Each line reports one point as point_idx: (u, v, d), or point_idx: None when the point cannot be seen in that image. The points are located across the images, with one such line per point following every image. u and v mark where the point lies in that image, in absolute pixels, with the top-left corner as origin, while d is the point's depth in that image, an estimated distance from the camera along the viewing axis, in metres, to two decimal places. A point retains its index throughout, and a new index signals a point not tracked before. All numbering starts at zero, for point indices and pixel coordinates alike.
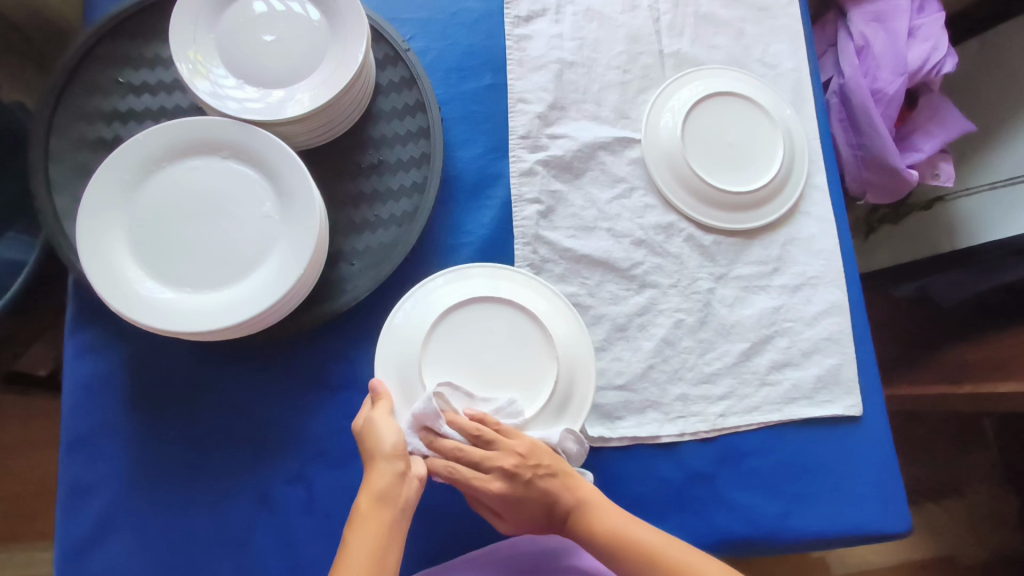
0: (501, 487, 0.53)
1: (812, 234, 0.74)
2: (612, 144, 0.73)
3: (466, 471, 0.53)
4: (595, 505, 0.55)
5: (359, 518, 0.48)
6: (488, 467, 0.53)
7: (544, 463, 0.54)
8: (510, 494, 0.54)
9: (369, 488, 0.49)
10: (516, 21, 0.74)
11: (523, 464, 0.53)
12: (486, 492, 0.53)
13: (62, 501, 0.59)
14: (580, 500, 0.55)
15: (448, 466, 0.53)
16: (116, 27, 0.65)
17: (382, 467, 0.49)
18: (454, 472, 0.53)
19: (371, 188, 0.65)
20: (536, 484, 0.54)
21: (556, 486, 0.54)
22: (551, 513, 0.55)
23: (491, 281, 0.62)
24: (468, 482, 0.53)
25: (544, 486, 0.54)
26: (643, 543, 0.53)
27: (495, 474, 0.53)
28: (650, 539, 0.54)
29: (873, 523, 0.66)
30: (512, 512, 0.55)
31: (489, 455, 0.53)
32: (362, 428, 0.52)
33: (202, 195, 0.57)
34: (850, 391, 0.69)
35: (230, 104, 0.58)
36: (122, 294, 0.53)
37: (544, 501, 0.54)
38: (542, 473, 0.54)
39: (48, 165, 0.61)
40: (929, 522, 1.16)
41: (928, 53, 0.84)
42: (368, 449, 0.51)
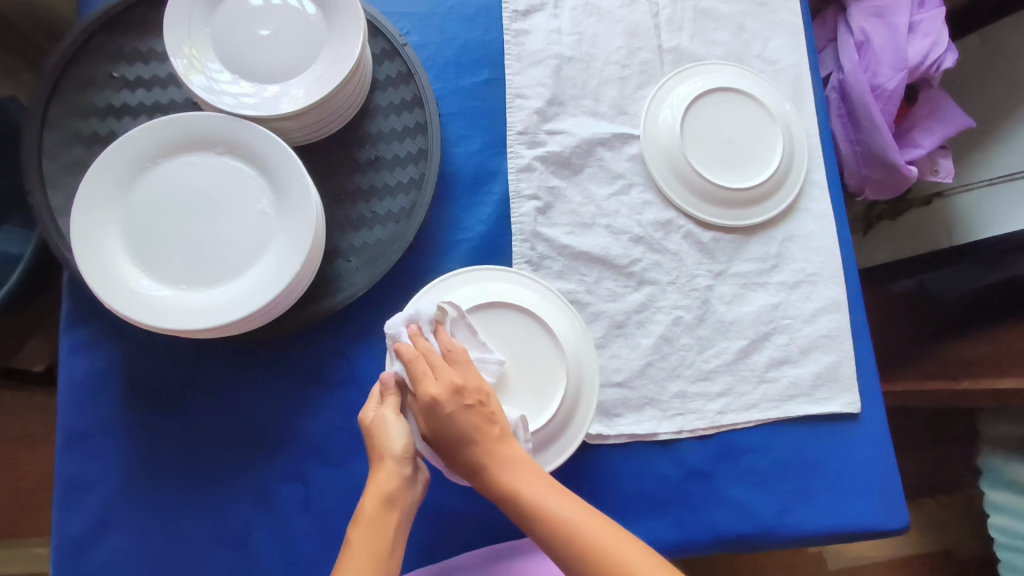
0: (436, 394, 0.49)
1: (811, 230, 0.74)
2: (610, 140, 0.72)
3: (421, 366, 0.51)
4: (515, 466, 0.50)
5: (363, 519, 0.47)
6: (442, 372, 0.50)
7: (488, 403, 0.51)
8: (439, 410, 0.49)
9: (384, 484, 0.48)
10: (514, 16, 0.73)
11: (470, 390, 0.50)
12: (421, 394, 0.50)
13: (58, 499, 0.58)
14: (501, 456, 0.50)
15: (415, 353, 0.51)
16: (111, 20, 0.65)
17: (390, 468, 0.49)
18: (415, 360, 0.51)
19: (368, 183, 0.65)
20: (470, 415, 0.50)
21: (488, 431, 0.50)
22: (468, 453, 0.49)
23: (469, 292, 0.61)
24: (417, 376, 0.50)
25: (475, 421, 0.50)
26: (559, 515, 0.47)
27: (441, 382, 0.50)
28: (564, 511, 0.47)
29: (869, 520, 0.66)
30: (432, 431, 0.50)
31: (446, 368, 0.51)
32: (370, 424, 0.51)
33: (197, 191, 0.56)
34: (849, 388, 0.69)
35: (225, 99, 0.58)
36: (117, 292, 0.53)
37: (466, 437, 0.49)
38: (482, 409, 0.50)
39: (42, 161, 0.61)
40: (924, 516, 1.17)
41: (928, 48, 0.83)
42: (376, 446, 0.50)
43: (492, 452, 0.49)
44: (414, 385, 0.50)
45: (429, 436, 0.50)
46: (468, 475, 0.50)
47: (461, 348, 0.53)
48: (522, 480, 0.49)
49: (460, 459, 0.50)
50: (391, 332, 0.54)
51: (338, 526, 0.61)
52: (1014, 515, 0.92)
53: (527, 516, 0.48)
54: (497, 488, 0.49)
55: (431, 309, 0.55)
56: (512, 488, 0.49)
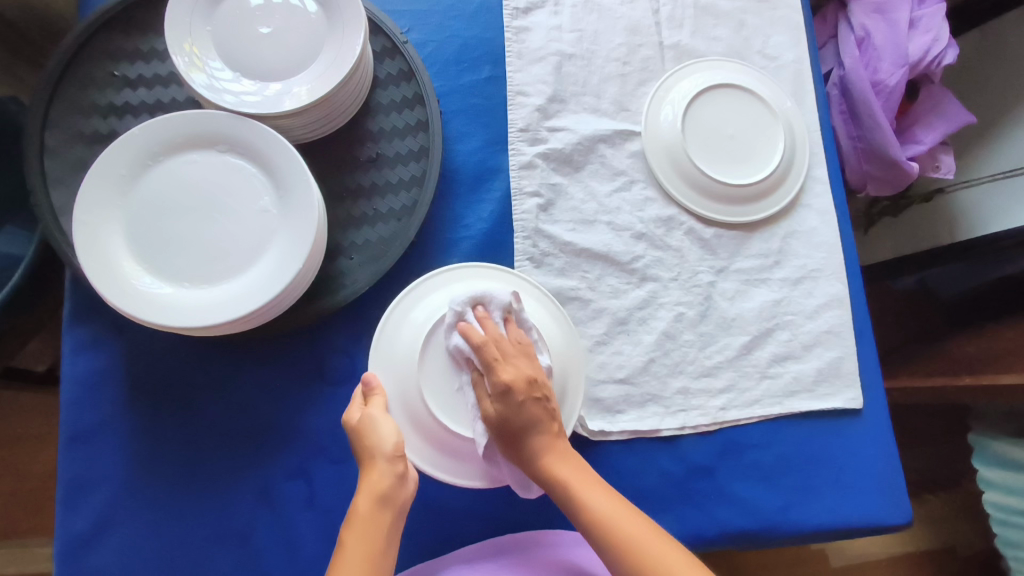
0: (512, 380, 0.51)
1: (813, 226, 0.73)
2: (612, 137, 0.72)
3: (495, 350, 0.53)
4: (567, 461, 0.53)
5: (357, 517, 0.47)
6: (512, 361, 0.53)
7: (550, 397, 0.54)
8: (513, 396, 0.52)
9: (376, 483, 0.48)
10: (515, 13, 0.73)
11: (538, 383, 0.53)
12: (497, 378, 0.52)
13: (61, 498, 0.58)
14: (559, 449, 0.53)
15: (487, 338, 0.53)
16: (112, 19, 0.65)
17: (383, 467, 0.49)
18: (486, 345, 0.52)
19: (370, 181, 0.65)
20: (536, 407, 0.52)
21: (549, 424, 0.53)
22: (531, 442, 0.52)
23: (441, 295, 0.61)
24: (492, 360, 0.52)
25: (540, 413, 0.52)
26: (602, 511, 0.50)
27: (512, 370, 0.52)
28: (607, 509, 0.51)
29: (873, 514, 0.66)
30: (499, 415, 0.52)
31: (517, 358, 0.53)
32: (355, 427, 0.51)
33: (198, 189, 0.56)
34: (851, 384, 0.69)
35: (225, 96, 0.58)
36: (119, 290, 0.53)
37: (532, 427, 0.52)
38: (546, 404, 0.53)
39: (44, 160, 0.61)
40: (927, 513, 1.16)
41: (929, 44, 0.83)
42: (365, 447, 0.50)
43: (551, 445, 0.53)
44: (489, 369, 0.52)
45: (495, 418, 0.52)
46: (523, 463, 0.53)
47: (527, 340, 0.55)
48: (574, 475, 0.52)
49: (522, 446, 0.52)
50: (456, 307, 0.56)
51: (340, 524, 0.61)
52: (1006, 491, 0.92)
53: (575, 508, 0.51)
54: (550, 479, 0.52)
55: (502, 296, 0.56)
56: (564, 482, 0.52)
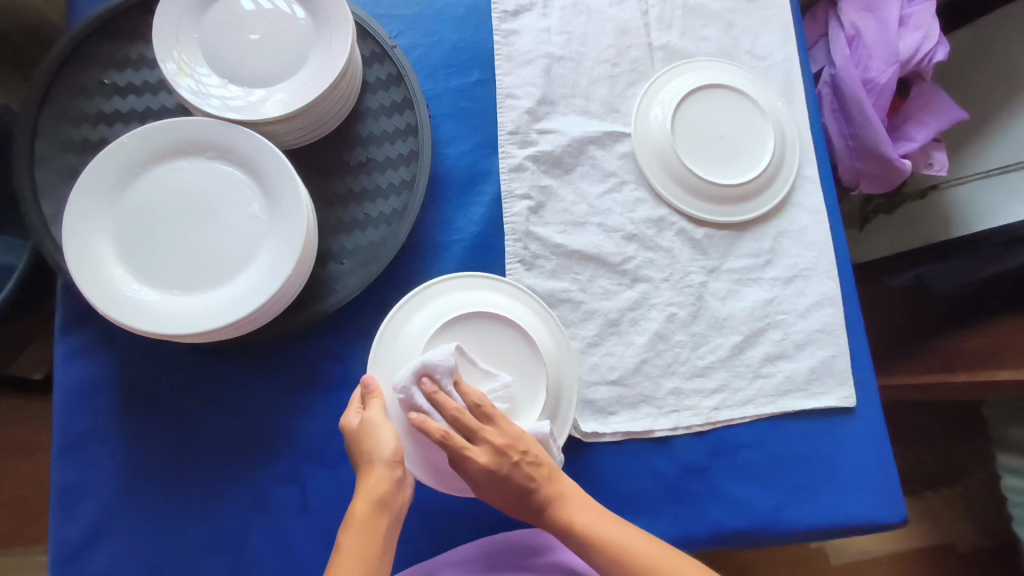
0: (485, 463, 0.50)
1: (804, 225, 0.74)
2: (601, 138, 0.72)
3: (459, 439, 0.50)
4: (570, 500, 0.53)
5: (354, 521, 0.47)
6: (480, 439, 0.51)
7: (531, 450, 0.52)
8: (492, 473, 0.50)
9: (377, 487, 0.48)
10: (504, 16, 0.73)
11: (512, 446, 0.51)
12: (470, 468, 0.50)
13: (55, 505, 0.58)
14: (559, 493, 0.52)
15: (442, 431, 0.50)
16: (101, 27, 0.65)
17: (381, 471, 0.49)
18: (445, 439, 0.50)
19: (360, 186, 0.65)
20: (521, 470, 0.51)
21: (539, 476, 0.52)
22: (530, 501, 0.52)
23: (424, 313, 0.61)
24: (457, 453, 0.50)
25: (527, 474, 0.51)
26: (614, 541, 0.51)
27: (483, 448, 0.51)
28: (612, 534, 0.51)
29: (869, 512, 0.66)
30: (486, 491, 0.51)
31: (485, 429, 0.51)
32: (354, 431, 0.51)
33: (187, 197, 0.56)
34: (843, 382, 0.69)
35: (212, 102, 0.58)
36: (108, 297, 0.53)
37: (525, 489, 0.52)
38: (528, 461, 0.51)
39: (34, 168, 0.61)
40: (926, 511, 1.16)
41: (920, 41, 0.83)
42: (363, 451, 0.50)
43: (551, 496, 0.52)
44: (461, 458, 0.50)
45: (487, 494, 0.52)
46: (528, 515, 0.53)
47: (484, 405, 0.52)
48: (580, 512, 0.52)
49: (523, 506, 0.53)
50: (409, 396, 0.53)
51: (334, 528, 0.61)
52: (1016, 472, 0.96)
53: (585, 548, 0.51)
54: (557, 526, 0.52)
55: (445, 362, 0.53)
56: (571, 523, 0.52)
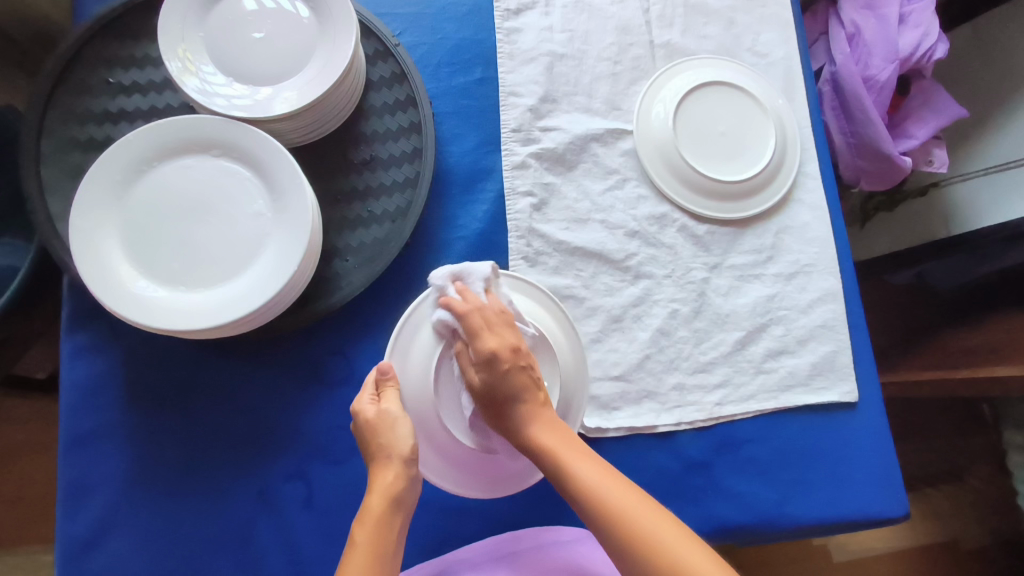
0: (494, 349, 0.51)
1: (805, 221, 0.74)
2: (604, 136, 0.73)
3: (479, 322, 0.52)
4: (551, 427, 0.51)
5: (369, 516, 0.47)
6: (500, 331, 0.52)
7: (536, 369, 0.53)
8: (494, 363, 0.51)
9: (393, 481, 0.48)
10: (506, 15, 0.74)
11: (522, 353, 0.52)
12: (478, 348, 0.51)
13: (62, 501, 0.59)
14: (544, 418, 0.51)
15: (467, 309, 0.53)
16: (106, 26, 0.65)
17: (398, 467, 0.49)
18: (469, 314, 0.52)
19: (364, 183, 0.65)
20: (520, 376, 0.51)
21: (533, 393, 0.52)
22: (516, 412, 0.51)
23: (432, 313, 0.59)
24: (473, 330, 0.52)
25: (523, 382, 0.51)
26: (590, 482, 0.47)
27: (501, 338, 0.52)
28: (591, 478, 0.47)
29: (871, 506, 0.66)
30: (480, 381, 0.51)
31: (497, 327, 0.52)
32: (370, 423, 0.51)
33: (193, 194, 0.57)
34: (846, 377, 0.69)
35: (217, 100, 0.58)
36: (116, 293, 0.53)
37: (517, 396, 0.51)
38: (530, 373, 0.52)
39: (40, 167, 0.61)
40: (928, 508, 1.16)
41: (920, 39, 0.83)
42: (380, 445, 0.50)
43: (535, 414, 0.51)
44: (472, 338, 0.52)
45: (478, 388, 0.52)
46: (509, 433, 0.52)
47: (505, 311, 0.54)
48: (561, 444, 0.50)
49: (507, 417, 0.51)
50: (437, 284, 0.55)
51: (340, 524, 0.61)
52: None
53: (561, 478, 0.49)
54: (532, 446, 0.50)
55: (480, 269, 0.56)
56: (549, 451, 0.49)
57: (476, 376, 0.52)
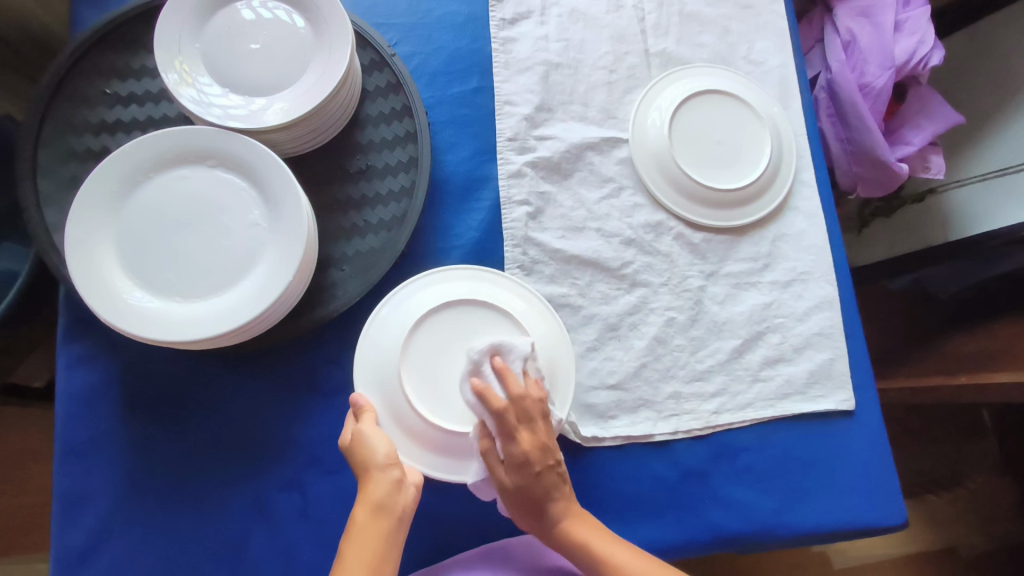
0: (528, 449, 0.51)
1: (802, 228, 0.74)
2: (599, 144, 0.73)
3: (514, 419, 0.51)
4: (582, 522, 0.55)
5: (355, 527, 0.47)
6: (535, 428, 0.52)
7: (563, 462, 0.55)
8: (527, 468, 0.52)
9: (373, 492, 0.48)
10: (501, 24, 0.74)
11: (552, 453, 0.53)
12: (516, 450, 0.51)
13: (57, 513, 0.58)
14: (574, 512, 0.55)
15: (505, 403, 0.51)
16: (104, 37, 0.66)
17: (377, 476, 0.49)
18: (506, 412, 0.50)
19: (360, 193, 0.65)
20: (551, 476, 0.53)
21: (562, 489, 0.55)
22: (544, 506, 0.54)
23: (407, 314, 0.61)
24: (511, 430, 0.51)
25: (551, 483, 0.54)
26: (630, 567, 0.52)
27: (535, 437, 0.52)
28: (629, 562, 0.53)
29: (869, 515, 0.66)
30: (509, 483, 0.52)
31: (540, 422, 0.52)
32: (352, 446, 0.51)
33: (189, 204, 0.57)
34: (842, 385, 0.69)
35: (213, 111, 0.58)
36: (112, 304, 0.53)
37: (547, 495, 0.54)
38: (558, 470, 0.54)
39: (37, 177, 0.62)
40: (928, 515, 1.15)
41: (915, 46, 0.83)
42: (359, 460, 0.50)
43: (566, 508, 0.55)
44: (507, 436, 0.51)
45: (510, 489, 0.52)
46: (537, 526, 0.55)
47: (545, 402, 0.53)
48: (594, 535, 0.55)
49: (536, 510, 0.54)
50: (475, 358, 0.53)
51: (336, 534, 0.61)
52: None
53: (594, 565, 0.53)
54: (569, 542, 0.54)
55: (522, 346, 0.54)
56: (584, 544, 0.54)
57: (507, 477, 0.52)
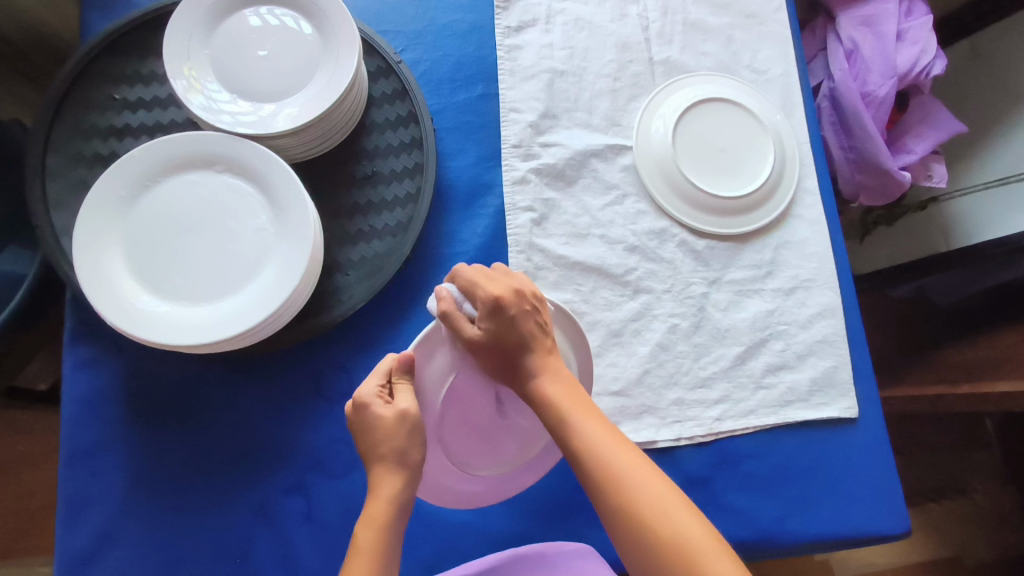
0: (498, 293, 0.50)
1: (805, 236, 0.74)
2: (604, 151, 0.73)
3: (476, 274, 0.52)
4: (556, 381, 0.51)
5: (379, 523, 0.46)
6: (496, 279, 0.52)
7: (543, 313, 0.53)
8: (501, 307, 0.50)
9: (401, 485, 0.48)
10: (506, 32, 0.75)
11: (526, 295, 0.52)
12: (483, 291, 0.50)
13: (62, 515, 0.59)
14: (552, 367, 0.51)
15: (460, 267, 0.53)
16: (113, 43, 0.66)
17: (409, 476, 0.48)
18: (465, 270, 0.52)
19: (366, 199, 0.66)
20: (529, 321, 0.51)
21: (542, 342, 0.52)
22: (524, 360, 0.51)
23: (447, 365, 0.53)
24: (473, 277, 0.51)
25: (530, 329, 0.51)
26: (585, 432, 0.48)
27: (502, 284, 0.52)
28: (592, 433, 0.48)
29: (871, 524, 0.66)
30: (491, 330, 0.50)
31: (503, 278, 0.53)
32: (388, 424, 0.48)
33: (197, 209, 0.57)
34: (846, 393, 0.69)
35: (223, 117, 0.59)
36: (118, 307, 0.53)
37: (527, 344, 0.51)
38: (537, 318, 0.52)
39: (46, 182, 0.62)
40: (931, 523, 1.15)
41: (917, 56, 0.84)
42: (394, 448, 0.48)
43: (544, 363, 0.51)
44: (470, 290, 0.51)
45: (484, 338, 0.50)
46: (517, 383, 0.51)
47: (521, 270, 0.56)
48: (566, 395, 0.50)
49: (516, 364, 0.51)
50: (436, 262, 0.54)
51: (339, 538, 0.61)
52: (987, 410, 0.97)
53: (562, 422, 0.49)
54: (538, 399, 0.50)
55: None
56: (555, 402, 0.49)
57: (479, 327, 0.50)
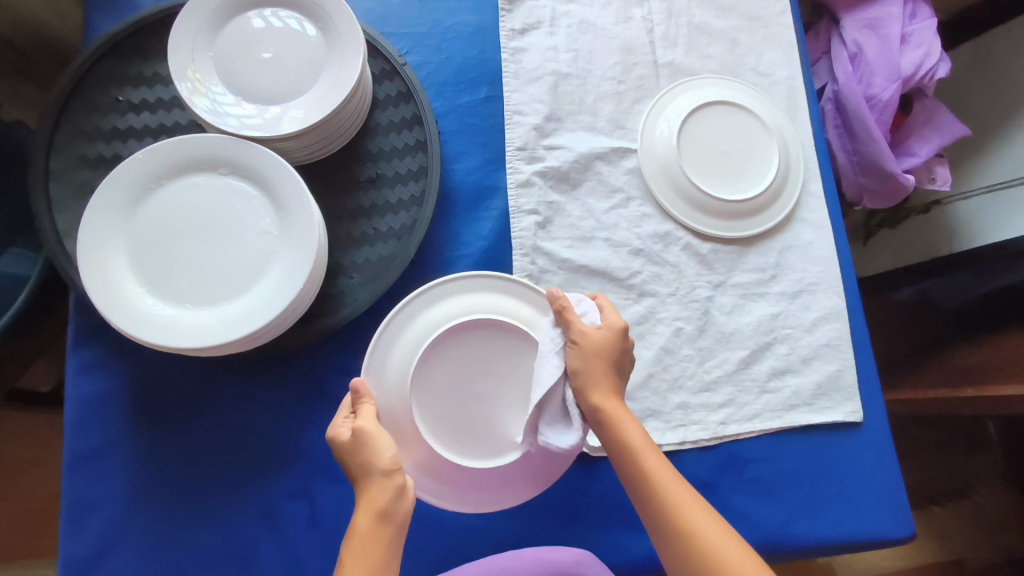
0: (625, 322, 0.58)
1: (809, 240, 0.74)
2: (608, 154, 0.73)
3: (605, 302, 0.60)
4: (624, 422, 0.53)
5: (357, 535, 0.47)
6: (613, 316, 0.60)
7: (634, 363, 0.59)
8: (623, 333, 0.56)
9: (374, 496, 0.48)
10: (511, 34, 0.75)
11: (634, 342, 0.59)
12: (614, 315, 0.58)
13: (64, 519, 0.59)
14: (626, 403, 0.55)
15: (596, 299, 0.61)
16: (117, 44, 0.66)
17: (380, 483, 0.48)
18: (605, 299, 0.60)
19: (370, 202, 0.65)
20: (629, 357, 0.57)
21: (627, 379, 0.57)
22: (615, 380, 0.55)
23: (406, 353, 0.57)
24: (605, 304, 0.59)
25: (627, 364, 0.57)
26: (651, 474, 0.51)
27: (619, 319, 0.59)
28: (660, 473, 0.51)
29: (875, 528, 0.66)
30: (608, 337, 0.55)
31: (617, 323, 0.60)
32: (349, 443, 0.50)
33: (201, 213, 0.57)
34: (850, 397, 0.69)
35: (227, 120, 0.59)
36: (122, 311, 0.53)
37: (622, 371, 0.56)
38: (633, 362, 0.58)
39: (49, 184, 0.62)
40: (934, 526, 1.15)
41: (922, 59, 0.84)
42: (360, 465, 0.49)
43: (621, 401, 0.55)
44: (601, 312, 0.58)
45: (597, 341, 0.54)
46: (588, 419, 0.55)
47: None
48: (633, 435, 0.53)
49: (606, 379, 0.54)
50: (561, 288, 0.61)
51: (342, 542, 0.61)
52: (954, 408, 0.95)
53: (626, 455, 0.52)
54: (608, 438, 0.53)
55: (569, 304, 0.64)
56: (625, 441, 0.52)
57: (596, 331, 0.55)
